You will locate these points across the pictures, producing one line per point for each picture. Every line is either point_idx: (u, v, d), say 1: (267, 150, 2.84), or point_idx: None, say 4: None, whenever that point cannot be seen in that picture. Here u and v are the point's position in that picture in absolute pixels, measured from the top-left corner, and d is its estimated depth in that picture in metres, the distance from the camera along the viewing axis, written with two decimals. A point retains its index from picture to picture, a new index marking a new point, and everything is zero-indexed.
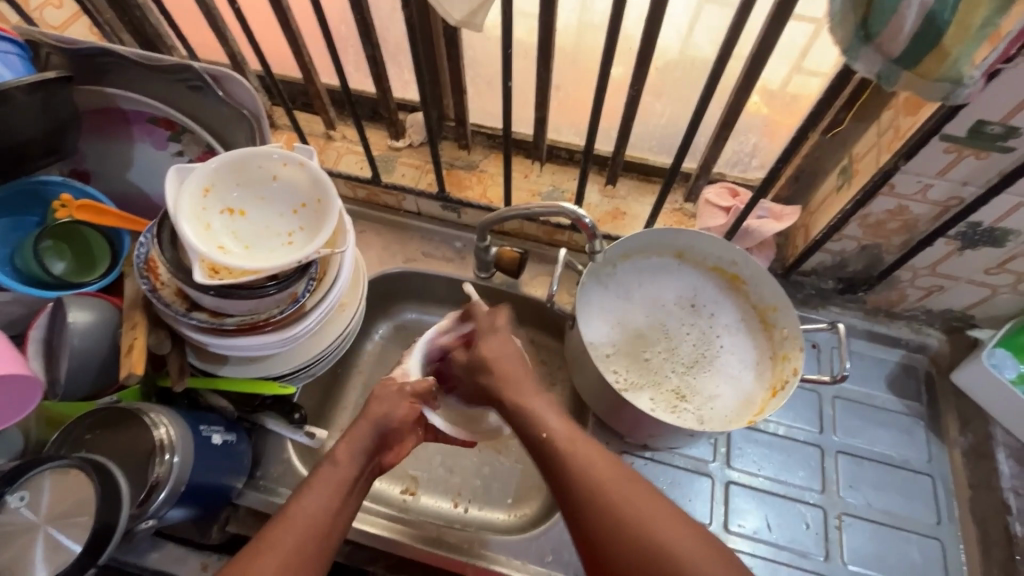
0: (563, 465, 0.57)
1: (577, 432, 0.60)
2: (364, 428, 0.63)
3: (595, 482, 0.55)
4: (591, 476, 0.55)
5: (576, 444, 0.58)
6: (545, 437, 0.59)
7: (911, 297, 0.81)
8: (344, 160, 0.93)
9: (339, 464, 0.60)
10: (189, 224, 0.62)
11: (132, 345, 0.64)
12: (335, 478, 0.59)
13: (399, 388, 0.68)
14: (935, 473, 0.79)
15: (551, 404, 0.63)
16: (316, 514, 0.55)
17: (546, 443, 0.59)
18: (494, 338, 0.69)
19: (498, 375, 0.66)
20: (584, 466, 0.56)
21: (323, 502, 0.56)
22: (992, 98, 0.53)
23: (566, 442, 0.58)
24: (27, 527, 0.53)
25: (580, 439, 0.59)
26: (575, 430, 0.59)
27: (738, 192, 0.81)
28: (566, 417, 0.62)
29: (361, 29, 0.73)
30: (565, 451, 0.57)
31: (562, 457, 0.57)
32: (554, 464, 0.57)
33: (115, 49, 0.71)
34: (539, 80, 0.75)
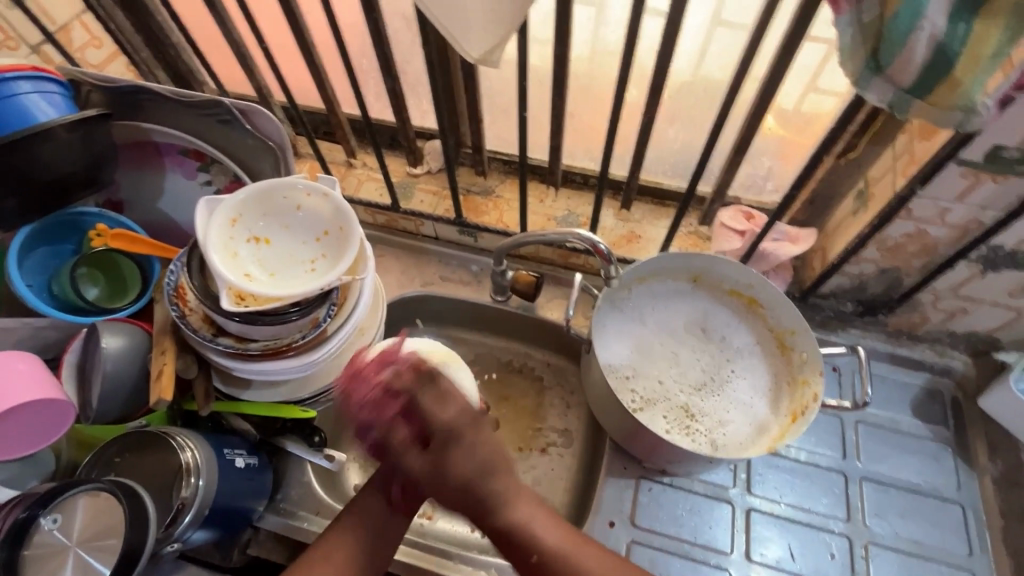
0: (563, 573, 0.57)
1: (572, 536, 0.60)
2: (370, 493, 0.65)
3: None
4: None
5: (576, 549, 0.58)
6: (540, 554, 0.58)
7: (934, 319, 0.80)
8: (364, 187, 0.96)
9: (370, 496, 0.64)
10: (217, 253, 0.64)
11: (160, 371, 0.65)
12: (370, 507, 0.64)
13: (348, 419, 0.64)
14: (965, 501, 0.76)
15: (544, 507, 0.61)
16: (361, 539, 0.62)
17: (541, 559, 0.58)
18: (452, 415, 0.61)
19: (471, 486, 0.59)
20: (589, 571, 0.57)
21: (365, 533, 0.63)
22: (1006, 124, 0.53)
23: (567, 554, 0.58)
24: (59, 548, 0.54)
25: (578, 541, 0.59)
26: (570, 532, 0.59)
27: (753, 215, 0.82)
28: (556, 520, 0.60)
29: (382, 63, 0.76)
30: (567, 563, 0.57)
31: (568, 566, 0.57)
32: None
33: (151, 87, 0.75)
34: (554, 109, 0.77)
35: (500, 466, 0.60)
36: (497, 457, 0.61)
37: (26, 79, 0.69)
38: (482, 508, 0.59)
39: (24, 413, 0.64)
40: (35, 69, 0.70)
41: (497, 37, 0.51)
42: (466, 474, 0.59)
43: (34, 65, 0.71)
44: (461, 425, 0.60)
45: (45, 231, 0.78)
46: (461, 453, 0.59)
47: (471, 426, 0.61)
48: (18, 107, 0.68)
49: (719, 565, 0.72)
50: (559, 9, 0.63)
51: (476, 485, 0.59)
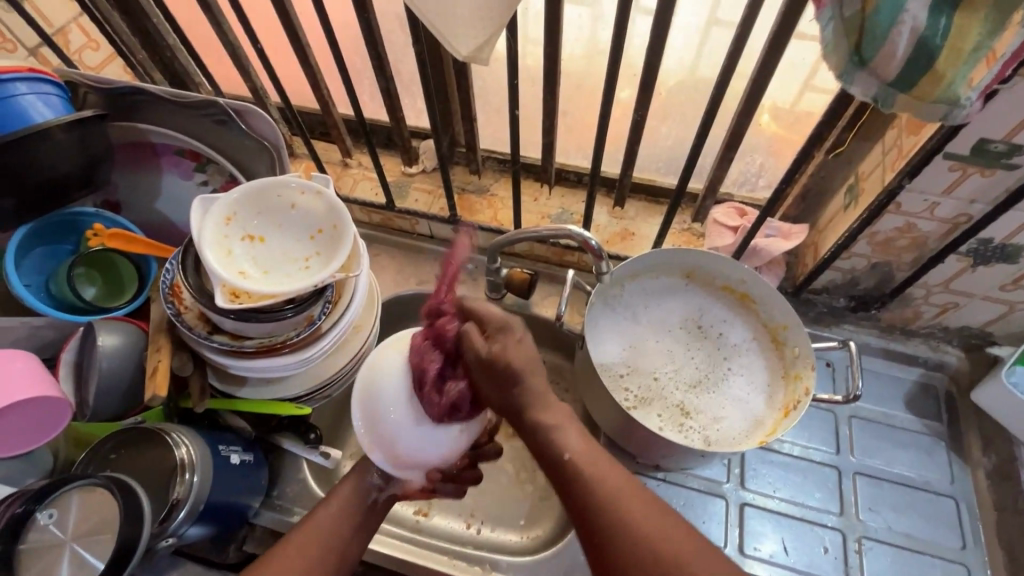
0: (582, 490, 0.51)
1: (599, 451, 0.54)
2: (351, 483, 0.64)
3: (620, 514, 0.49)
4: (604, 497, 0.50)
5: (600, 465, 0.52)
6: (569, 454, 0.52)
7: (926, 314, 0.80)
8: (359, 186, 0.96)
9: (349, 492, 0.64)
10: (211, 251, 0.65)
11: (156, 367, 0.67)
12: (352, 503, 0.63)
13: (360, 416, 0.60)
14: (958, 494, 0.77)
15: (568, 413, 0.56)
16: (337, 533, 0.61)
17: (568, 464, 0.52)
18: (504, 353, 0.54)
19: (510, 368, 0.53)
20: (613, 490, 0.50)
21: (340, 530, 0.61)
22: (991, 117, 0.54)
23: (592, 463, 0.52)
24: (54, 543, 0.55)
25: (605, 460, 0.53)
26: (594, 447, 0.53)
27: (745, 211, 0.82)
28: (581, 429, 0.55)
29: (376, 63, 0.77)
30: (592, 476, 0.51)
31: (592, 476, 0.51)
32: (582, 489, 0.51)
33: (147, 88, 0.76)
34: (546, 106, 0.77)
35: (536, 376, 0.55)
36: (534, 367, 0.55)
37: (24, 82, 0.70)
38: (516, 408, 0.55)
39: (19, 411, 0.64)
40: (32, 71, 0.71)
41: (485, 34, 0.51)
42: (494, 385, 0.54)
43: (31, 67, 0.71)
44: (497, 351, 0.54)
45: (42, 231, 0.79)
46: (503, 358, 0.54)
47: (506, 338, 0.55)
48: (16, 109, 0.69)
49: None
50: (549, 7, 0.63)
51: (506, 392, 0.54)
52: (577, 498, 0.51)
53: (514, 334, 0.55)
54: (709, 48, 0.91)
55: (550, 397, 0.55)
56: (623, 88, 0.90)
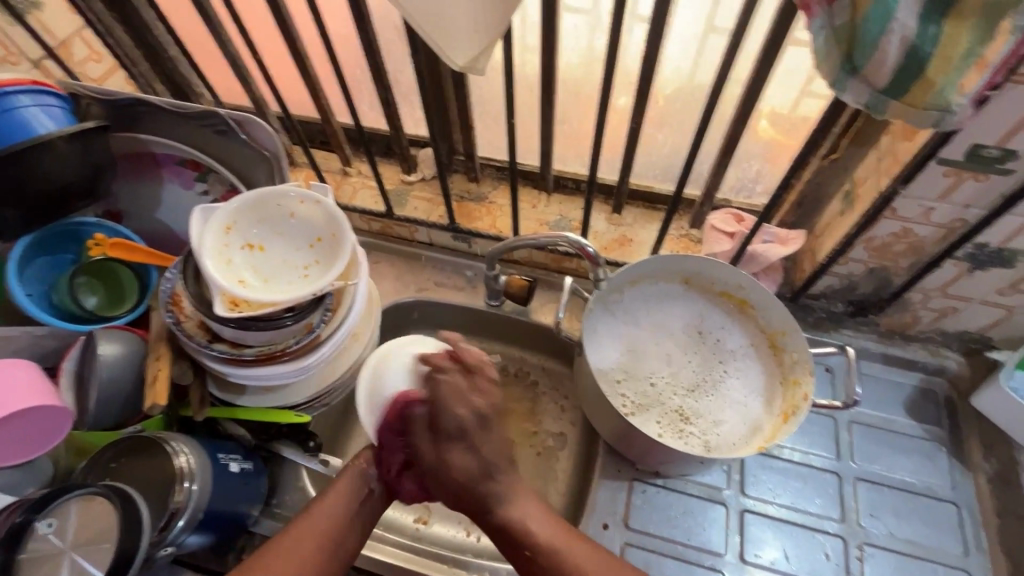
0: (548, 570, 0.60)
1: (563, 529, 0.62)
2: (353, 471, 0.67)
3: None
4: (568, 572, 0.59)
5: (564, 544, 0.60)
6: (533, 548, 0.60)
7: (925, 319, 0.80)
8: (358, 195, 0.97)
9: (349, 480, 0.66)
10: (211, 260, 0.66)
11: (156, 376, 0.67)
12: (350, 491, 0.65)
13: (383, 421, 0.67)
14: (960, 500, 0.76)
15: (536, 499, 0.64)
16: (334, 519, 0.63)
17: (532, 555, 0.60)
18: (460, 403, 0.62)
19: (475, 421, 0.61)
20: (574, 563, 0.59)
21: (336, 517, 0.63)
22: (984, 122, 0.54)
23: (554, 551, 0.60)
24: (55, 551, 0.55)
25: (568, 536, 0.61)
26: (560, 528, 0.62)
27: (743, 217, 0.82)
28: (549, 513, 0.63)
29: (374, 73, 0.78)
30: (555, 558, 0.59)
31: (555, 561, 0.59)
32: (546, 571, 0.60)
33: (148, 99, 0.77)
34: (543, 115, 0.78)
35: (500, 468, 0.62)
36: (500, 460, 0.62)
37: (26, 94, 0.71)
38: (484, 507, 0.62)
39: (20, 420, 0.64)
40: (36, 83, 0.72)
41: (481, 44, 0.52)
42: (468, 474, 0.61)
43: (35, 79, 0.72)
44: (474, 424, 0.60)
45: (44, 241, 0.79)
46: (461, 450, 0.61)
47: (479, 427, 0.61)
48: (19, 121, 0.70)
49: (713, 567, 0.72)
50: (544, 17, 0.64)
51: (476, 484, 0.61)
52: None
53: (490, 423, 0.61)
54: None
55: (517, 489, 0.63)
56: (620, 95, 0.90)
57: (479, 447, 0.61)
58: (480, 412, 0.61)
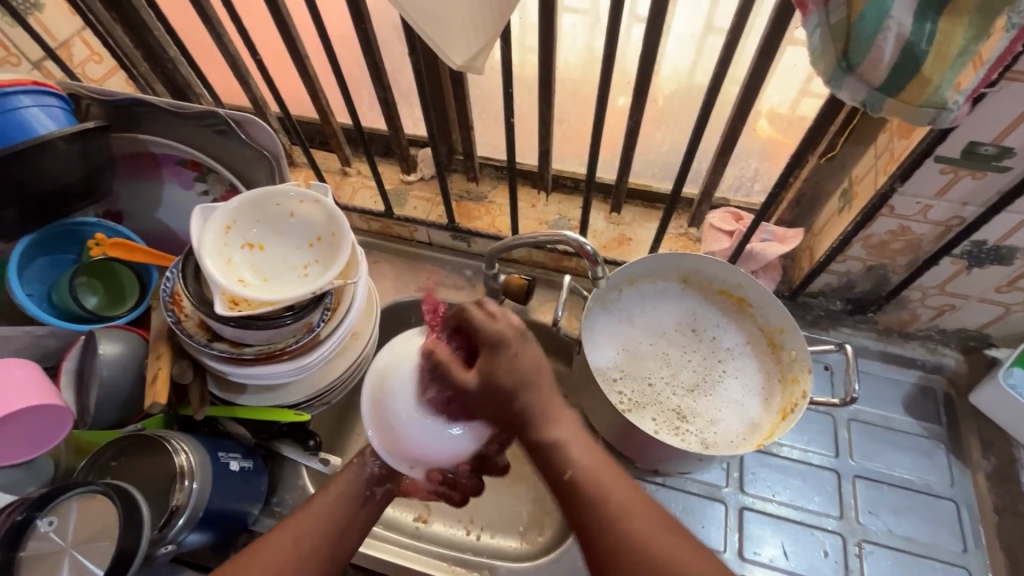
0: (591, 505, 0.52)
1: (601, 458, 0.55)
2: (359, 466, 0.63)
3: (625, 528, 0.51)
4: (609, 505, 0.52)
5: (604, 473, 0.53)
6: (573, 470, 0.53)
7: (923, 316, 0.81)
8: (358, 195, 0.97)
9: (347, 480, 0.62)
10: (211, 259, 0.66)
11: (156, 375, 0.67)
12: (349, 491, 0.61)
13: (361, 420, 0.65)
14: (958, 497, 0.76)
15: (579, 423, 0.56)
16: (329, 519, 0.59)
17: (570, 478, 0.53)
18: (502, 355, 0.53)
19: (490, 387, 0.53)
20: (618, 509, 0.52)
21: (330, 523, 0.59)
22: (980, 120, 0.54)
23: (597, 476, 0.53)
24: (55, 550, 0.55)
25: (607, 467, 0.54)
26: (598, 455, 0.54)
27: (741, 216, 0.83)
28: (591, 443, 0.55)
29: (373, 73, 0.78)
30: (597, 490, 0.52)
31: (597, 492, 0.52)
32: (586, 506, 0.52)
33: (148, 100, 0.77)
34: (542, 114, 0.78)
35: (540, 383, 0.54)
36: (538, 374, 0.54)
37: (27, 94, 0.71)
38: (519, 422, 0.54)
39: (21, 419, 0.65)
40: (36, 84, 0.72)
41: (479, 44, 0.52)
42: (495, 399, 0.53)
43: (36, 80, 0.73)
44: (491, 359, 0.53)
45: (45, 240, 0.80)
46: (506, 367, 0.52)
47: (518, 339, 0.54)
48: (19, 121, 0.70)
49: None
50: (542, 16, 0.64)
51: (511, 398, 0.53)
52: (587, 510, 0.52)
53: (516, 347, 0.53)
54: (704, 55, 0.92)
55: (552, 404, 0.55)
56: (618, 95, 0.90)
57: (515, 370, 0.53)
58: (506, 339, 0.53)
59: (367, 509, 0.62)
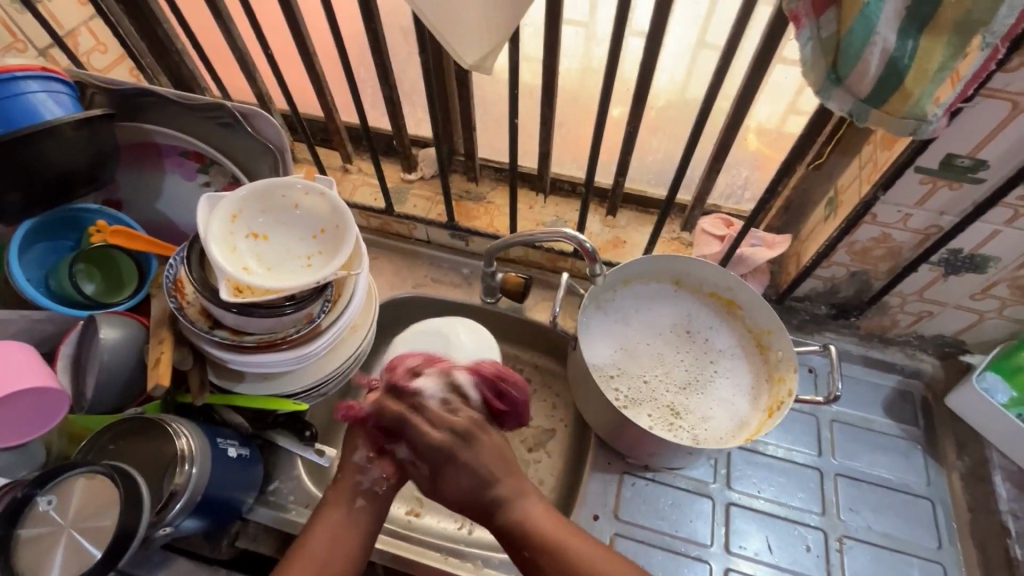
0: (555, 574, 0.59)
1: (560, 526, 0.62)
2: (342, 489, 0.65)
3: (576, 569, 0.58)
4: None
5: (562, 537, 0.60)
6: (530, 550, 0.60)
7: (902, 322, 0.84)
8: (359, 191, 0.99)
9: (329, 501, 0.64)
10: (217, 246, 0.67)
11: (159, 358, 0.67)
12: (330, 521, 0.63)
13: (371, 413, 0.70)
14: (935, 496, 0.79)
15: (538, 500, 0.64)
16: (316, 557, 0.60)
17: (531, 555, 0.60)
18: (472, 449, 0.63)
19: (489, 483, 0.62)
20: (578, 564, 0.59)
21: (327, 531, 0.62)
22: (959, 133, 0.58)
23: (552, 543, 0.60)
24: (53, 529, 0.55)
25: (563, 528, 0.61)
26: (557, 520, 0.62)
27: (732, 221, 0.86)
28: (549, 510, 0.63)
29: (380, 72, 0.80)
30: (555, 553, 0.59)
31: (554, 555, 0.59)
32: (548, 568, 0.59)
33: (155, 90, 0.79)
34: (543, 118, 0.81)
35: (496, 476, 0.62)
36: (494, 467, 0.63)
37: (35, 79, 0.72)
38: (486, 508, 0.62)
39: (19, 401, 0.65)
40: (43, 69, 0.73)
41: (490, 45, 0.54)
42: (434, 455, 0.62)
43: (44, 66, 0.73)
44: (453, 447, 0.62)
45: (43, 227, 0.80)
46: (455, 469, 0.62)
47: (461, 443, 0.62)
48: (26, 106, 0.71)
49: (700, 557, 0.74)
50: (548, 22, 0.67)
51: (477, 495, 0.62)
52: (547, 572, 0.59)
53: (472, 439, 0.63)
54: (697, 69, 0.95)
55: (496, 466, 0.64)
56: (614, 105, 0.94)
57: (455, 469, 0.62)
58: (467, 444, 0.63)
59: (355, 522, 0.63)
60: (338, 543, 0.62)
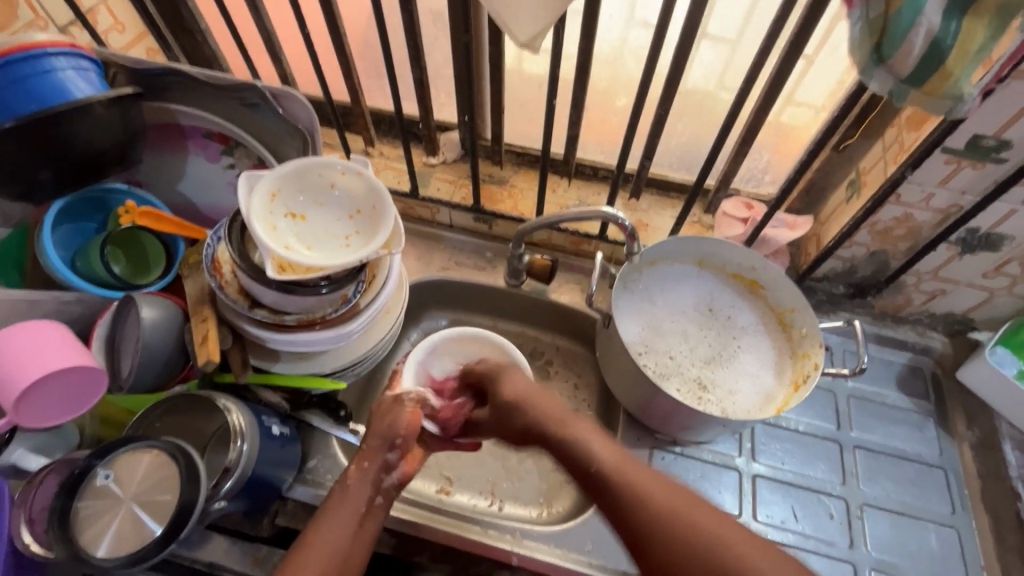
0: (625, 506, 0.57)
1: (626, 458, 0.62)
2: (359, 481, 0.65)
3: (647, 504, 0.56)
4: (641, 506, 0.57)
5: (627, 467, 0.60)
6: (596, 465, 0.61)
7: (916, 300, 0.87)
8: (382, 174, 0.99)
9: (349, 491, 0.64)
10: (258, 224, 0.67)
11: (205, 336, 0.68)
12: (351, 508, 0.63)
13: (397, 399, 0.73)
14: (947, 465, 0.83)
15: (598, 433, 0.65)
16: (335, 545, 0.59)
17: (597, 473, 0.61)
18: (512, 375, 0.75)
19: (533, 409, 0.70)
20: (647, 495, 0.57)
21: (345, 525, 0.61)
22: (986, 113, 0.61)
23: (619, 471, 0.60)
24: (112, 504, 0.56)
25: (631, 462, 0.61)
26: (623, 454, 0.62)
27: (753, 204, 0.88)
28: (612, 444, 0.64)
29: (413, 53, 0.80)
30: (617, 480, 0.59)
31: (622, 481, 0.59)
32: (613, 494, 0.59)
33: (181, 69, 0.76)
34: (575, 101, 0.82)
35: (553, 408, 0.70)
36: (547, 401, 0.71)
37: (64, 56, 0.69)
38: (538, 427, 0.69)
39: (55, 382, 0.64)
40: (71, 46, 0.70)
41: (543, 24, 0.55)
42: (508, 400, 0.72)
43: (70, 42, 0.71)
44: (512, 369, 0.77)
45: (69, 207, 0.79)
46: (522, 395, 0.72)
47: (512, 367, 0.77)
48: (56, 82, 0.68)
49: None
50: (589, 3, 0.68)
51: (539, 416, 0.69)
52: (618, 502, 0.58)
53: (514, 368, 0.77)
54: (702, 58, 0.88)
55: (556, 412, 0.69)
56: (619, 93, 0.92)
57: (529, 417, 0.70)
58: (503, 367, 0.76)
59: (370, 515, 0.64)
60: (359, 538, 0.62)
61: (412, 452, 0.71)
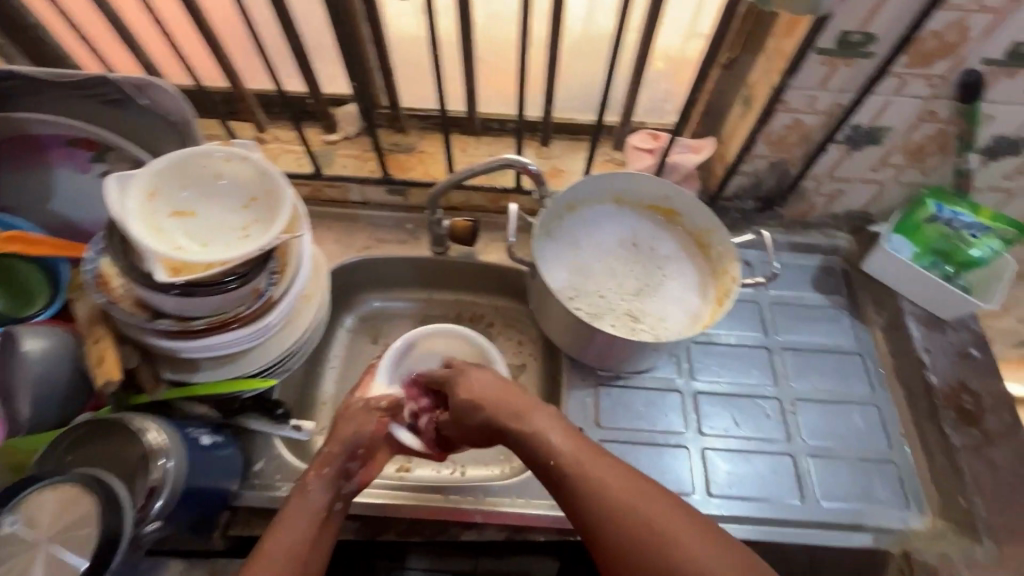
0: (578, 495, 0.59)
1: (586, 448, 0.62)
2: (317, 482, 0.63)
3: (600, 495, 0.58)
4: (596, 494, 0.58)
5: (585, 459, 0.61)
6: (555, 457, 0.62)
7: (818, 204, 0.92)
8: (281, 159, 0.94)
9: (309, 496, 0.62)
10: (139, 227, 0.61)
11: (103, 355, 0.64)
12: (308, 511, 0.61)
13: (364, 404, 0.71)
14: (863, 350, 0.90)
15: (554, 418, 0.66)
16: (290, 555, 0.58)
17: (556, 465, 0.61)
18: (475, 374, 0.71)
19: (492, 409, 0.67)
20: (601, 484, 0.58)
21: (303, 534, 0.59)
22: (848, 8, 0.64)
23: (578, 462, 0.61)
24: (27, 548, 0.51)
25: (589, 450, 0.62)
26: (579, 444, 0.62)
27: (658, 134, 0.90)
28: (572, 434, 0.64)
29: (282, 21, 0.74)
30: (577, 469, 0.60)
31: (580, 473, 0.60)
32: (566, 480, 0.60)
33: (21, 70, 0.68)
34: (464, 53, 0.79)
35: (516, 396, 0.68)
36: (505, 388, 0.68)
37: None
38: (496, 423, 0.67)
39: None
40: None
41: None
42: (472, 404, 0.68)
43: None
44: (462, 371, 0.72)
45: None
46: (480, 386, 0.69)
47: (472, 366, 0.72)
48: None
49: (679, 444, 0.81)
50: None
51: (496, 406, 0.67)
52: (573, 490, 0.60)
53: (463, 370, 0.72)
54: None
55: (513, 396, 0.68)
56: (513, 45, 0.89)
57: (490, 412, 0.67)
58: (461, 367, 0.72)
59: (331, 521, 0.63)
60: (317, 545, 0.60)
61: (376, 454, 0.71)
